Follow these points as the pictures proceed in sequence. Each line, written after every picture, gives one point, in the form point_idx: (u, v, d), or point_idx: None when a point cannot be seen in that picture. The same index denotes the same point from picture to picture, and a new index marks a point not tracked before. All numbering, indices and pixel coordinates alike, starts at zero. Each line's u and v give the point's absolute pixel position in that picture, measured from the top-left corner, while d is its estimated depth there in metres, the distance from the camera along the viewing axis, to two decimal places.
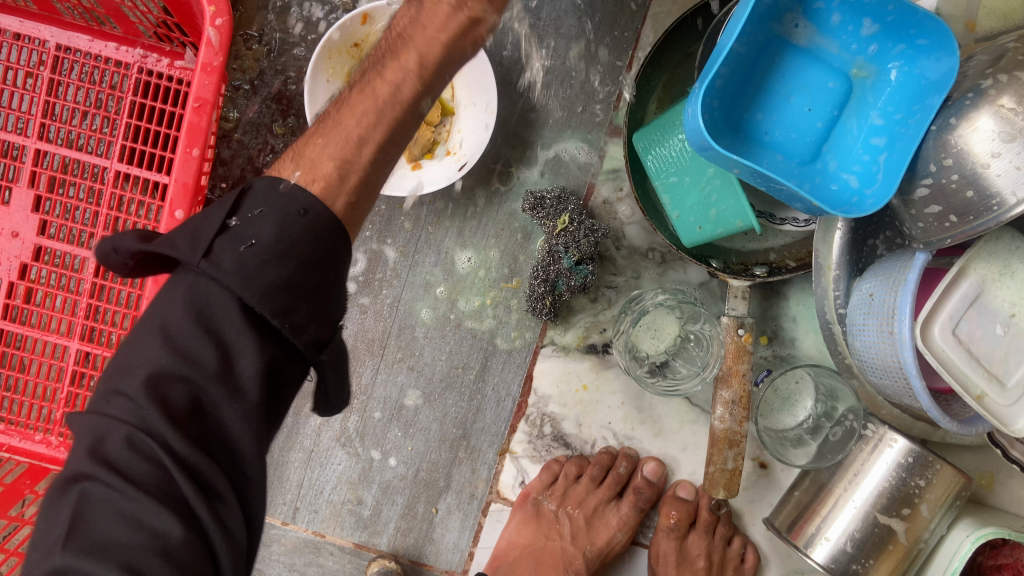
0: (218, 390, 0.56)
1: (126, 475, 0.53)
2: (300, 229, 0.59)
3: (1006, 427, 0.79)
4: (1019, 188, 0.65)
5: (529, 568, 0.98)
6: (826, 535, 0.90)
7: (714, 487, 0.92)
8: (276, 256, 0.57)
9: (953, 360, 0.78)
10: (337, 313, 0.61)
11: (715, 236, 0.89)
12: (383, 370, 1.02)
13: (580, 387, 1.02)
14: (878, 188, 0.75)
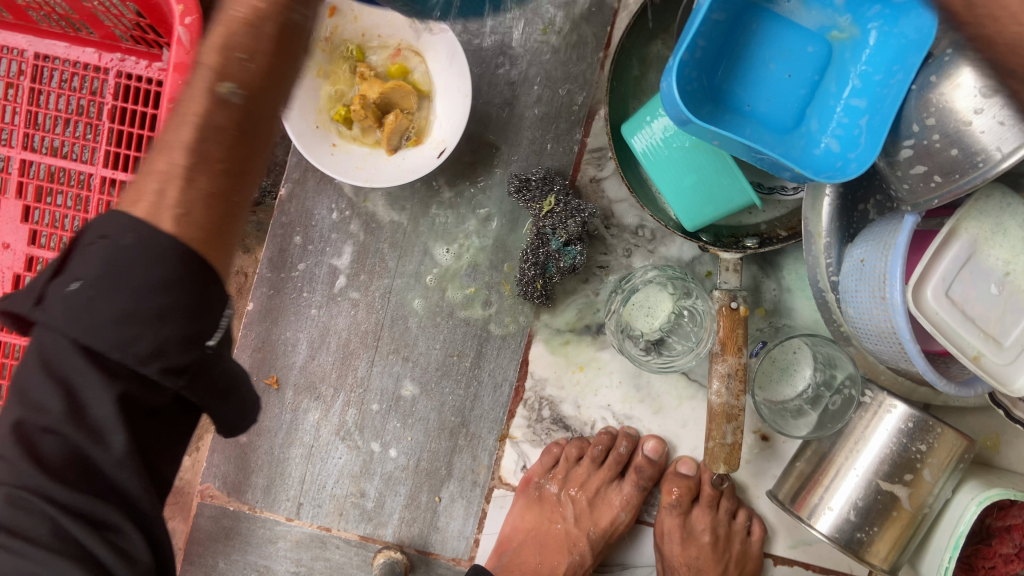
0: (78, 435, 0.55)
1: (15, 535, 0.54)
2: (127, 255, 0.53)
3: (1005, 386, 0.78)
4: (1004, 142, 0.64)
5: (535, 552, 1.01)
6: (829, 504, 0.89)
7: (714, 462, 0.91)
8: (106, 290, 0.53)
9: (948, 322, 0.77)
10: (208, 331, 0.57)
11: (715, 216, 0.88)
12: (379, 361, 1.02)
13: (576, 368, 1.01)
14: (861, 151, 0.74)
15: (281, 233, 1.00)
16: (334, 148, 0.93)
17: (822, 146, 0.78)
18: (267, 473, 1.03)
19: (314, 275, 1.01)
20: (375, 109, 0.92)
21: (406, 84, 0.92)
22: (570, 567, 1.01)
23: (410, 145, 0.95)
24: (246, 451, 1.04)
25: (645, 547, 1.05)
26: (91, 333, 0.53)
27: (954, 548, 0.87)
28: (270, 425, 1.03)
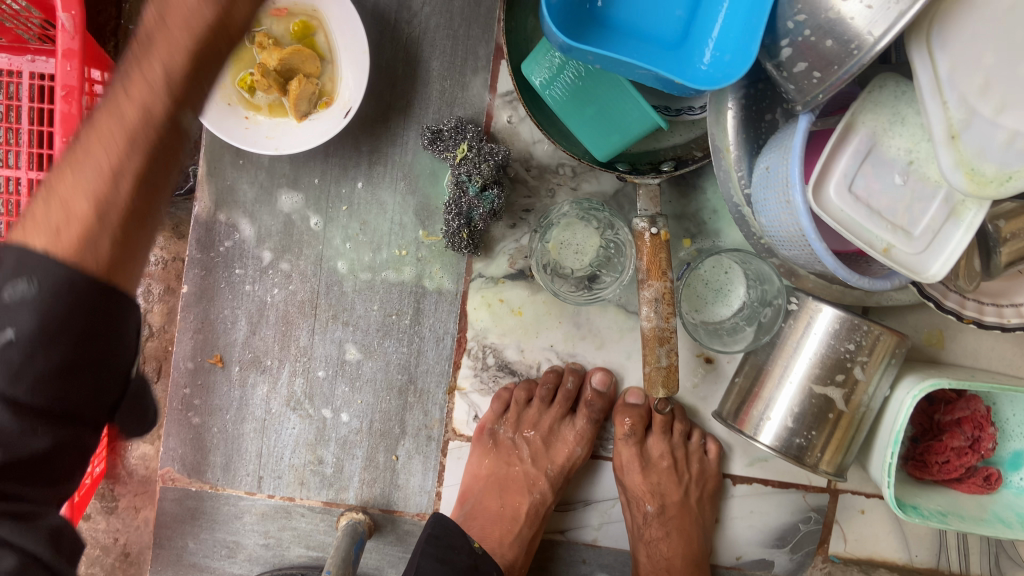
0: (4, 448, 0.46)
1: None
2: (57, 306, 0.47)
3: (917, 274, 0.78)
4: (874, 25, 0.64)
5: (495, 498, 1.00)
6: (769, 415, 0.90)
7: (653, 386, 0.92)
8: (43, 339, 0.46)
9: (852, 218, 0.77)
10: (126, 357, 0.52)
11: (625, 144, 0.89)
12: (319, 329, 1.02)
13: (514, 313, 1.02)
14: (738, 58, 0.74)
15: (207, 214, 1.01)
16: (246, 121, 0.94)
17: (707, 57, 0.78)
18: (224, 451, 1.05)
19: (244, 251, 1.01)
20: (277, 77, 0.92)
21: (305, 48, 0.92)
22: (532, 507, 1.00)
23: (321, 109, 0.95)
24: (200, 432, 1.05)
25: (606, 480, 1.06)
26: (32, 388, 0.47)
27: (895, 442, 0.88)
28: (220, 403, 1.04)
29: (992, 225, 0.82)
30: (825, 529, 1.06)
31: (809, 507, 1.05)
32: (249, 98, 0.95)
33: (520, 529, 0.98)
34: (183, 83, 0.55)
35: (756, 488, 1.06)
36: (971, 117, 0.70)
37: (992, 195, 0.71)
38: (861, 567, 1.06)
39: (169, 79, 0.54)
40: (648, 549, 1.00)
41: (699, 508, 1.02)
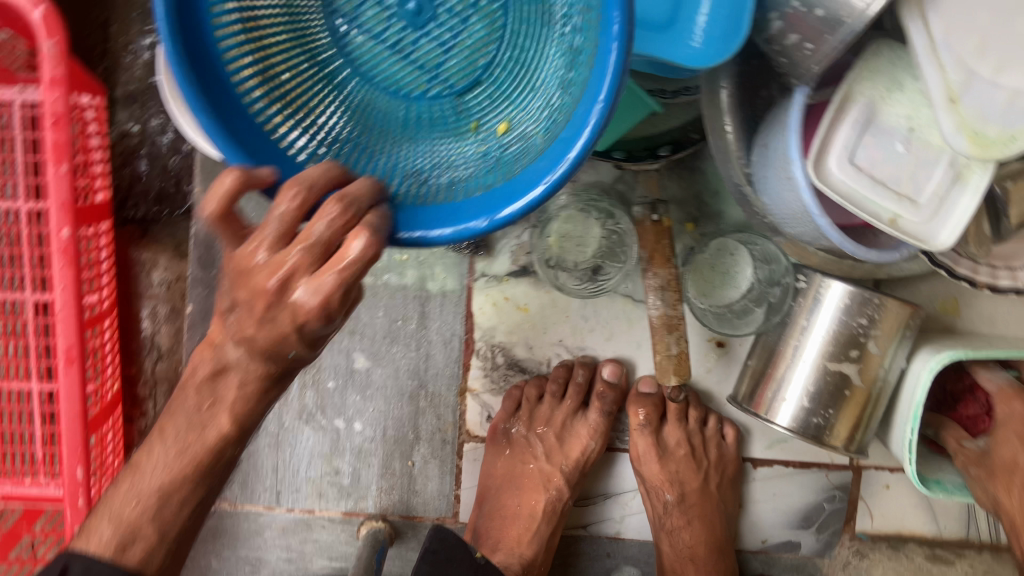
0: None
1: None
2: None
3: (927, 243, 0.77)
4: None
5: (513, 495, 1.00)
6: (785, 396, 0.89)
7: (665, 375, 0.92)
8: None
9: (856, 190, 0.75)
10: None
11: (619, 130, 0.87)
12: (326, 340, 1.02)
13: (521, 310, 1.01)
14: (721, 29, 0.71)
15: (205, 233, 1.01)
16: None
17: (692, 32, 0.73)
18: (240, 468, 1.05)
19: None
20: None
21: None
22: (549, 505, 0.99)
23: None
24: None
25: (624, 472, 1.05)
26: None
27: (914, 419, 0.86)
28: None
29: (998, 186, 0.81)
30: (850, 507, 1.05)
31: (833, 487, 1.04)
32: None
33: (539, 527, 0.98)
34: (277, 374, 0.58)
35: (778, 470, 1.05)
36: (970, 78, 0.69)
37: (997, 157, 0.70)
38: (890, 543, 1.05)
39: (226, 381, 0.58)
40: (671, 539, 0.99)
41: (720, 495, 1.01)
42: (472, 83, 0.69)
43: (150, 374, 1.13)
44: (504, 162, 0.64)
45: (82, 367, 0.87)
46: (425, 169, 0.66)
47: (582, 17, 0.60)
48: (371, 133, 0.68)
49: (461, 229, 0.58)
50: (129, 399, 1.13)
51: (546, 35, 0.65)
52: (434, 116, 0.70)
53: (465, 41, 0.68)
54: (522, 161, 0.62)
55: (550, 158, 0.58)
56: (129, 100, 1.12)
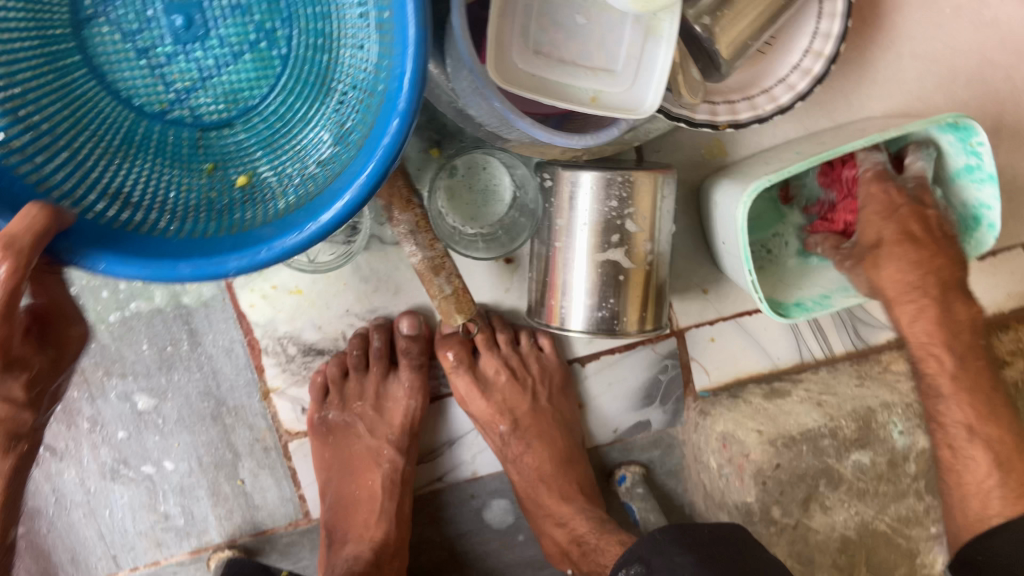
0: None
1: None
2: None
3: (638, 111, 0.71)
4: None
5: (349, 480, 0.95)
6: (567, 299, 0.85)
7: (451, 315, 0.87)
8: None
9: (547, 78, 0.70)
10: None
11: None
12: (98, 392, 0.93)
13: (294, 293, 0.93)
14: None
15: None
16: None
17: None
18: (66, 546, 0.97)
19: None
20: None
21: None
22: (387, 478, 0.95)
23: None
24: (30, 541, 0.96)
25: (457, 416, 1.02)
26: None
27: (746, 259, 0.83)
28: (35, 504, 0.95)
29: (698, 23, 0.76)
30: (685, 371, 1.04)
31: (663, 358, 1.03)
32: None
33: (383, 504, 0.95)
34: None
35: (606, 360, 1.03)
36: None
37: (667, 3, 0.67)
38: (730, 392, 1.04)
39: None
40: (516, 468, 0.98)
41: (553, 405, 1.00)
42: (224, 124, 0.69)
43: None
44: (253, 203, 0.65)
45: None
46: (167, 207, 0.64)
47: (358, 105, 0.63)
48: (116, 153, 0.65)
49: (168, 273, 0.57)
50: None
51: (321, 105, 0.67)
52: (168, 142, 0.68)
53: (230, 85, 0.69)
54: (253, 214, 0.64)
55: (291, 226, 0.60)
56: None
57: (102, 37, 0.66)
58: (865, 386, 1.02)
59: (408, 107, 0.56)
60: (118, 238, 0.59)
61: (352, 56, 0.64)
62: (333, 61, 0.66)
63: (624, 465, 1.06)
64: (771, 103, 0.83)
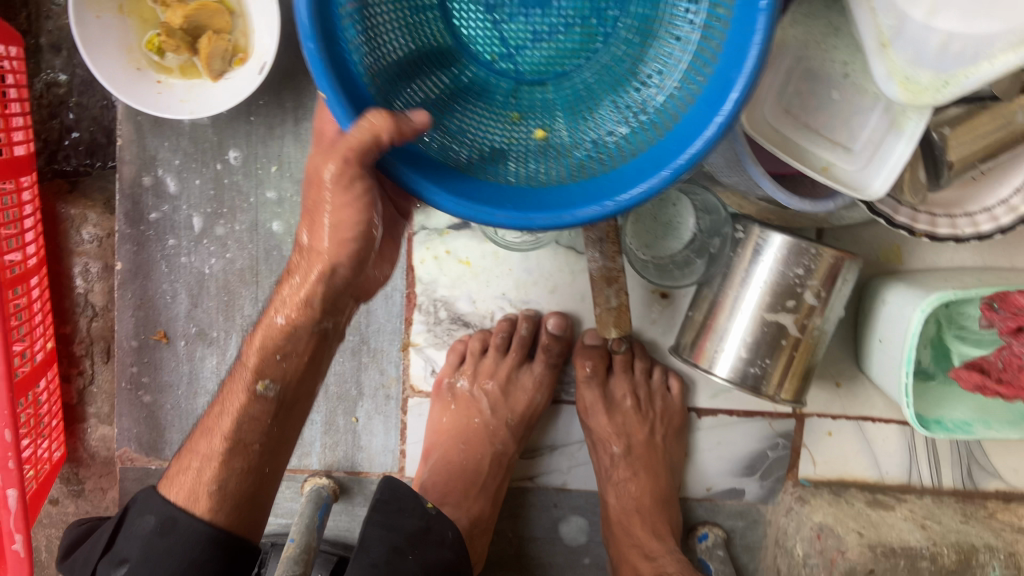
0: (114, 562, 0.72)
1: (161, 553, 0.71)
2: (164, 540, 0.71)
3: (861, 192, 0.74)
4: None
5: (458, 449, 0.98)
6: (722, 346, 0.88)
7: (606, 327, 0.91)
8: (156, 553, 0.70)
9: (786, 138, 0.75)
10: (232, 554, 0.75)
11: None
12: (263, 297, 0.99)
13: (463, 263, 0.98)
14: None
15: (130, 185, 0.96)
16: (158, 85, 0.89)
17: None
18: (180, 427, 1.02)
19: (174, 222, 0.97)
20: (186, 35, 0.88)
21: (210, 2, 0.87)
22: (494, 458, 0.99)
23: (237, 66, 0.90)
24: (153, 410, 1.02)
25: (572, 426, 1.05)
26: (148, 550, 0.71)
27: (908, 361, 0.86)
28: (171, 379, 1.01)
29: (935, 132, 0.79)
30: (793, 454, 1.06)
31: (777, 435, 1.04)
32: (160, 62, 0.90)
33: (484, 481, 0.98)
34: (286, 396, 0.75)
35: (722, 419, 1.06)
36: (902, 22, 0.67)
37: (931, 103, 0.67)
38: (831, 489, 1.05)
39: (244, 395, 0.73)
40: (617, 491, 1.00)
41: (664, 446, 1.02)
42: (538, 82, 0.75)
43: (86, 333, 1.10)
44: (558, 156, 0.68)
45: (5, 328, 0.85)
46: (481, 148, 0.68)
47: (671, 87, 0.66)
48: (445, 92, 0.71)
49: (470, 212, 0.58)
50: (65, 358, 1.10)
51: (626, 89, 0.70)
52: (491, 89, 0.74)
53: (556, 48, 0.74)
54: (558, 169, 0.66)
55: (587, 197, 0.60)
56: (54, 45, 1.07)
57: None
58: (971, 524, 1.01)
59: (724, 121, 0.55)
60: (443, 169, 0.62)
61: (668, 45, 0.68)
62: (643, 53, 0.70)
63: (708, 525, 1.07)
64: (971, 227, 0.85)
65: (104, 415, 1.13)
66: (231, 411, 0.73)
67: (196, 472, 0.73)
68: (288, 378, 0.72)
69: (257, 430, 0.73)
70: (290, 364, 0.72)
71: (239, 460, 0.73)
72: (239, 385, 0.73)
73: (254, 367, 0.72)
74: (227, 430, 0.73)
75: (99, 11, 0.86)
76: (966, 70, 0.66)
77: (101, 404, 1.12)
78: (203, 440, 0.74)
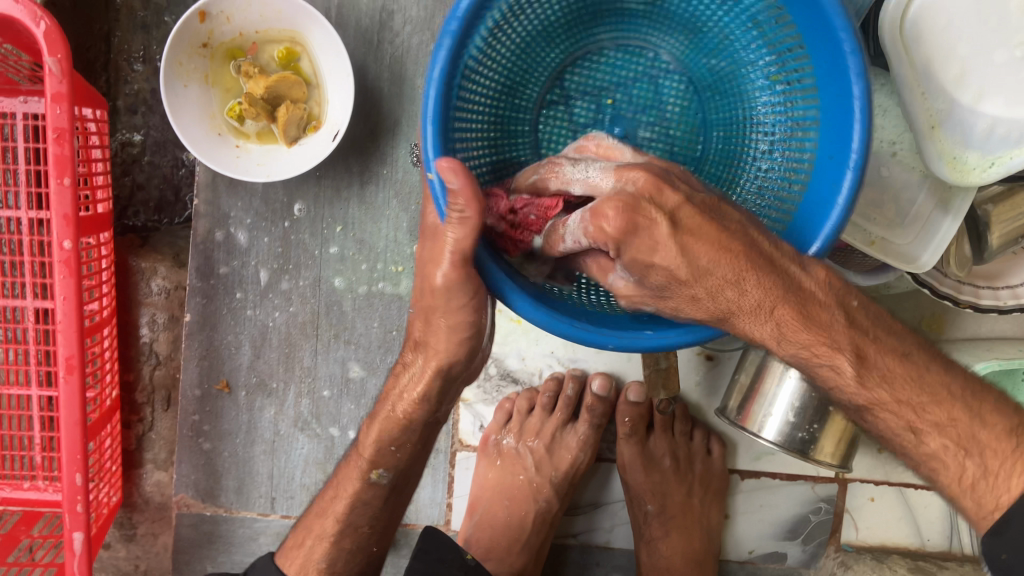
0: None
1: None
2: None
3: (910, 265, 0.78)
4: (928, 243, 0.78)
5: (502, 506, 1.00)
6: (770, 411, 0.91)
7: (654, 388, 0.94)
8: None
9: None
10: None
11: None
12: (321, 350, 1.03)
13: (514, 322, 1.02)
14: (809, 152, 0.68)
15: (203, 240, 1.01)
16: (237, 149, 0.96)
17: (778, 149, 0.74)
18: (236, 475, 1.06)
19: (242, 277, 1.02)
20: (266, 104, 0.94)
21: (290, 75, 0.94)
22: (539, 515, 1.00)
23: (310, 133, 0.96)
24: (211, 457, 1.06)
25: (614, 485, 1.07)
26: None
27: None
28: (229, 428, 1.05)
29: (980, 209, 0.83)
30: (836, 519, 1.07)
31: (820, 499, 1.06)
32: (240, 128, 0.96)
33: (528, 538, 0.99)
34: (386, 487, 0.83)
35: (764, 482, 1.07)
36: (951, 106, 0.71)
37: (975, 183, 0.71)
38: (874, 555, 1.06)
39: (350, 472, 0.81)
40: (648, 549, 1.03)
41: (701, 508, 1.04)
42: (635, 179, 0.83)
43: (148, 380, 1.15)
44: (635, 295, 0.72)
45: (83, 375, 0.88)
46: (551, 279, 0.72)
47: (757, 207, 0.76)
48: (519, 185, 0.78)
49: (561, 329, 0.64)
50: (127, 404, 1.15)
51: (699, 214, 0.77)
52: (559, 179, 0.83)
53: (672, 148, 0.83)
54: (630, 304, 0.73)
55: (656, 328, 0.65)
56: (130, 107, 1.16)
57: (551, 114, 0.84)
58: None
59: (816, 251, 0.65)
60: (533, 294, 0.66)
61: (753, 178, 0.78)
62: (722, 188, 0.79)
63: None
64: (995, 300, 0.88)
65: (160, 461, 1.16)
66: (344, 495, 0.81)
67: (308, 548, 0.83)
68: (398, 467, 0.79)
69: (367, 514, 0.82)
70: (401, 454, 0.78)
71: (347, 541, 0.82)
72: (353, 471, 0.81)
73: (369, 457, 0.79)
74: (338, 513, 0.82)
75: (187, 80, 0.93)
76: (1009, 153, 0.71)
77: (158, 450, 1.16)
78: (315, 519, 0.84)
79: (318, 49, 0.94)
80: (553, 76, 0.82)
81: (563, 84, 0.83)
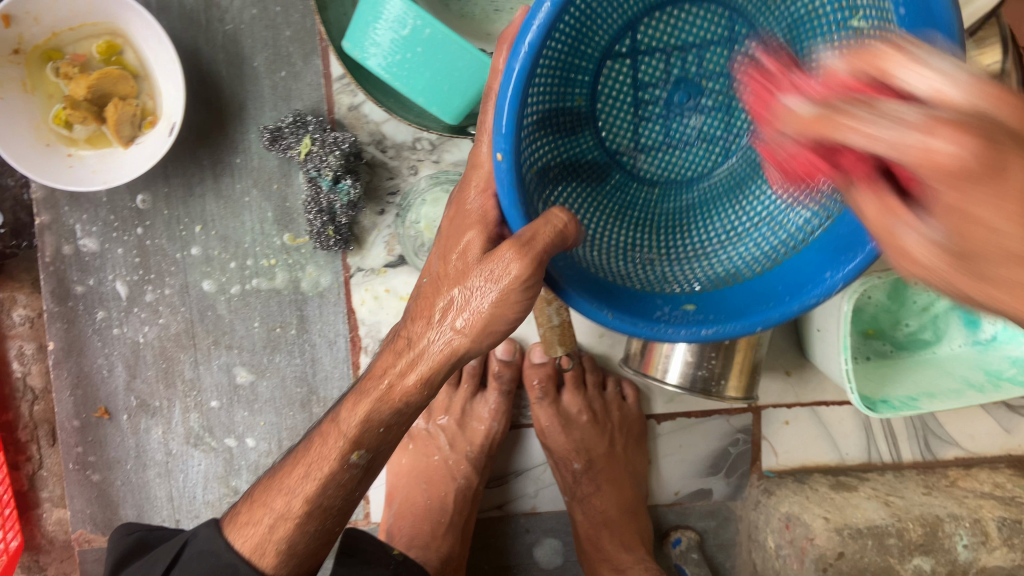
0: None
1: None
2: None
3: None
4: None
5: (420, 490, 0.97)
6: (666, 351, 0.89)
7: (552, 345, 0.89)
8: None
9: None
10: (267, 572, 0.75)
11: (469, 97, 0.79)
12: (202, 359, 0.98)
13: (402, 298, 0.96)
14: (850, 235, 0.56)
15: (52, 259, 0.94)
16: (69, 158, 0.87)
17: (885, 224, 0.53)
18: (133, 502, 1.01)
19: (102, 294, 0.95)
20: (91, 106, 0.86)
21: (113, 69, 0.86)
22: (459, 493, 0.97)
23: (147, 130, 0.89)
24: (103, 488, 1.01)
25: (532, 448, 1.04)
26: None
27: (846, 348, 0.87)
28: (117, 455, 1.00)
29: None
30: (755, 448, 1.06)
31: (736, 432, 1.04)
32: (68, 135, 0.88)
33: (451, 518, 0.96)
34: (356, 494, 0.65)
35: (681, 423, 1.05)
36: None
37: None
38: (796, 477, 1.05)
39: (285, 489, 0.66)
40: (582, 507, 1.00)
41: (627, 456, 1.01)
42: (649, 181, 0.68)
43: (28, 417, 1.06)
44: (624, 229, 0.65)
45: None
46: (613, 270, 0.62)
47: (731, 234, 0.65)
48: (566, 167, 0.63)
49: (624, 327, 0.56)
50: (11, 445, 1.06)
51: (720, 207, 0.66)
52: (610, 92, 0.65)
53: (677, 150, 0.68)
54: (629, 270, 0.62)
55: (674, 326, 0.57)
56: None
57: (615, 70, 0.64)
58: (934, 495, 1.00)
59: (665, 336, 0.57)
60: (615, 291, 0.59)
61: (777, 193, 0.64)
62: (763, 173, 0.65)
63: (680, 529, 1.07)
64: None
65: (57, 498, 1.08)
66: (316, 475, 0.64)
67: (268, 528, 0.66)
68: (382, 449, 0.63)
69: (341, 495, 0.65)
70: (390, 435, 0.62)
71: (316, 524, 0.65)
72: (331, 450, 0.63)
73: (351, 436, 0.62)
74: (310, 495, 0.64)
75: (3, 92, 0.84)
76: None
77: (53, 488, 1.08)
78: (277, 494, 0.66)
79: (137, 39, 0.87)
80: (623, 25, 0.62)
81: (639, 35, 0.63)
